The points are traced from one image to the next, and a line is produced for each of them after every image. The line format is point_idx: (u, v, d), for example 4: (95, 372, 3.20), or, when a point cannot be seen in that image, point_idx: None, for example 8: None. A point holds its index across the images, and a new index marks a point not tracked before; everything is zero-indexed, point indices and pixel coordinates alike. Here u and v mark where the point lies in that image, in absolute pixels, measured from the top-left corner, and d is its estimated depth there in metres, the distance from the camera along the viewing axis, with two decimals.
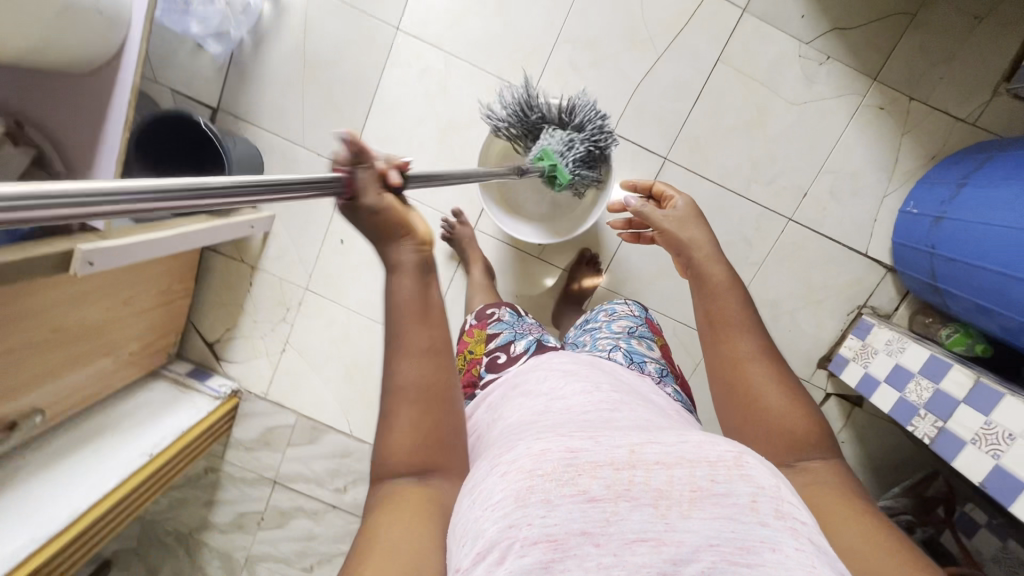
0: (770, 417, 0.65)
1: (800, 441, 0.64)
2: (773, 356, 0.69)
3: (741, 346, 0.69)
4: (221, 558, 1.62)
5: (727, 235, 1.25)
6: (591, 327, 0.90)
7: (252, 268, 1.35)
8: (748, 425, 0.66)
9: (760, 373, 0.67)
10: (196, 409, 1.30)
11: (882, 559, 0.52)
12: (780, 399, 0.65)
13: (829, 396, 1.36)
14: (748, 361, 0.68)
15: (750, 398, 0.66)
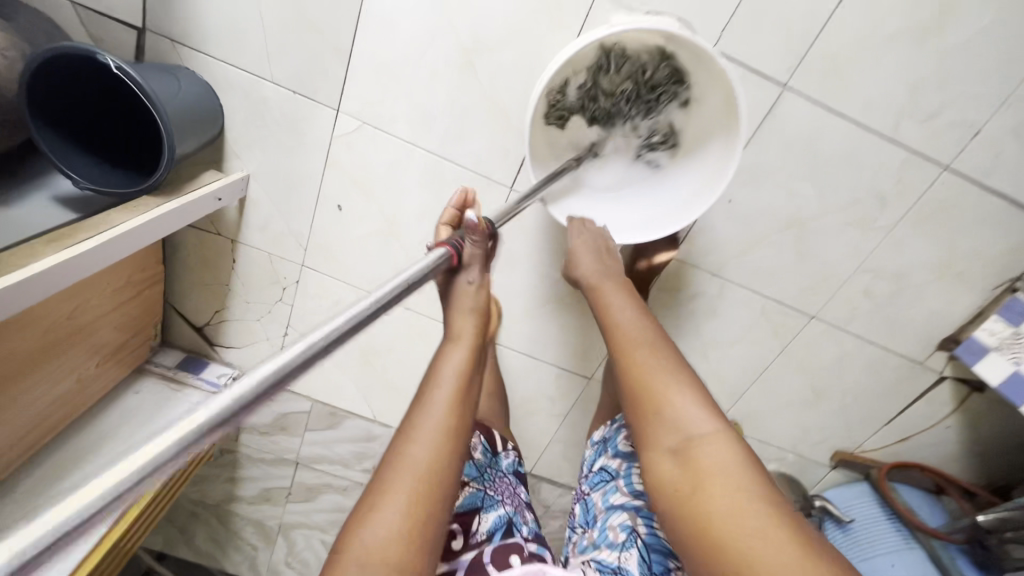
0: (662, 407, 0.59)
1: (697, 439, 0.56)
2: (660, 342, 0.66)
3: (643, 350, 0.64)
4: (254, 524, 1.58)
5: (853, 191, 0.93)
6: (610, 470, 0.81)
7: (233, 243, 1.07)
8: (638, 418, 0.62)
9: (652, 363, 0.63)
10: (193, 412, 1.13)
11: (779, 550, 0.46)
12: (665, 362, 0.63)
13: (944, 379, 1.12)
14: (639, 354, 0.64)
15: (646, 397, 0.61)
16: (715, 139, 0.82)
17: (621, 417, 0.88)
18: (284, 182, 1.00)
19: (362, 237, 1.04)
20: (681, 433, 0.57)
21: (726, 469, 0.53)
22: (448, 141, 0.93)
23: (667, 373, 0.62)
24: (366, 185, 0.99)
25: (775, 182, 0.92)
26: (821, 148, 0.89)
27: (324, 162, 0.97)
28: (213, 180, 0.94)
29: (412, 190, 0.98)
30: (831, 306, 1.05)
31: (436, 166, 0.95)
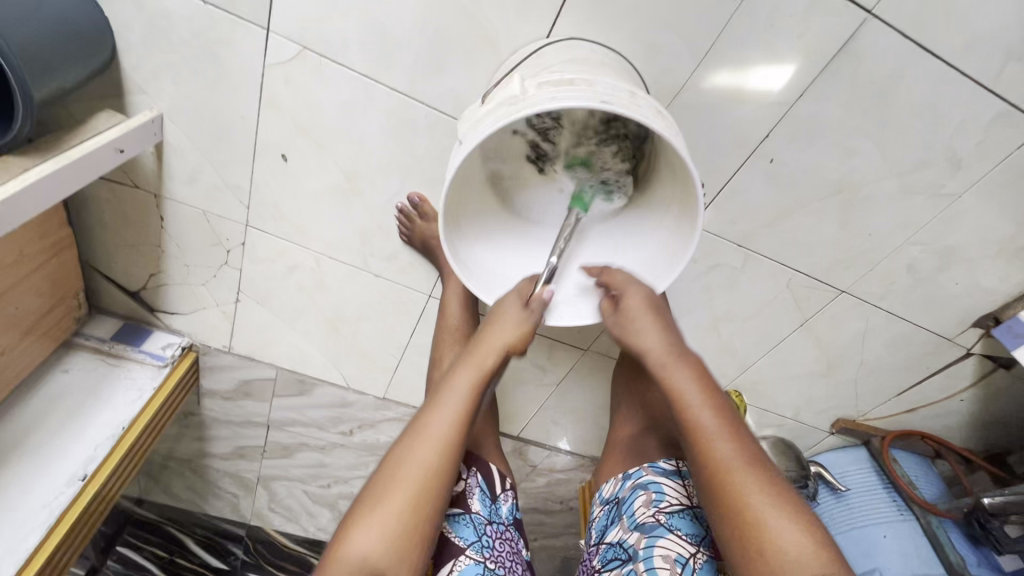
0: (772, 545, 0.54)
1: (806, 570, 0.52)
2: (755, 458, 0.59)
3: (730, 469, 0.58)
4: (232, 477, 1.53)
5: (923, 152, 0.75)
6: (622, 541, 0.68)
7: (156, 198, 0.87)
8: (736, 546, 0.56)
9: (749, 486, 0.57)
10: (136, 389, 1.01)
11: None
12: (767, 495, 0.56)
13: (970, 355, 1.03)
14: (738, 475, 0.57)
15: (748, 528, 0.55)
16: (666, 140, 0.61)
17: (637, 474, 0.73)
18: (209, 125, 0.78)
19: (316, 195, 0.85)
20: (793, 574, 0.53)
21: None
22: (419, 75, 0.71)
23: (769, 499, 0.56)
24: (315, 130, 0.77)
25: (832, 139, 0.74)
26: (898, 97, 0.69)
27: (258, 99, 0.75)
28: (114, 124, 0.72)
29: (375, 139, 0.77)
30: (866, 281, 0.92)
31: (404, 109, 0.74)
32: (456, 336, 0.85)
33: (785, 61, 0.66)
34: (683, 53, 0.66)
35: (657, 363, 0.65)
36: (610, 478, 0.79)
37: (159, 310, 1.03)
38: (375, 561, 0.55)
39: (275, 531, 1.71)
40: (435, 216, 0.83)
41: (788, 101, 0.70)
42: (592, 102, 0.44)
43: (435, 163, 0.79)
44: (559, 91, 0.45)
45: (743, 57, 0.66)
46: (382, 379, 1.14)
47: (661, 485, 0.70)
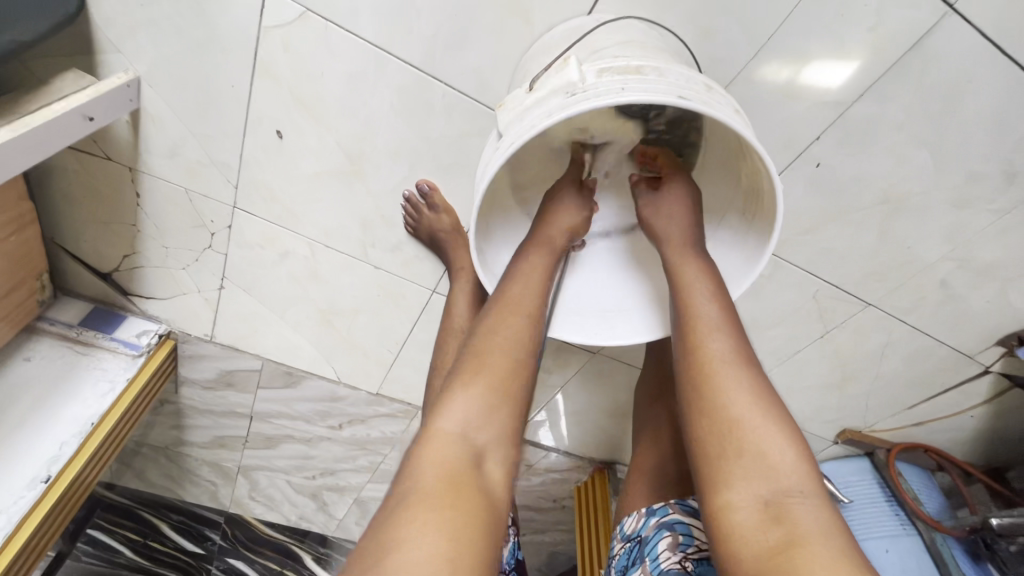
0: (746, 447, 0.47)
1: (789, 493, 0.44)
2: (749, 359, 0.51)
3: (722, 363, 0.51)
4: (211, 466, 1.45)
5: (978, 163, 0.70)
6: None
7: (131, 171, 0.77)
8: (707, 437, 0.49)
9: (733, 384, 0.49)
10: (107, 379, 0.92)
11: None
12: (754, 395, 0.49)
13: (987, 373, 1.00)
14: (722, 367, 0.50)
15: (723, 418, 0.49)
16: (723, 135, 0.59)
17: (661, 512, 0.60)
18: (194, 93, 0.68)
19: (313, 177, 0.76)
20: (765, 479, 0.45)
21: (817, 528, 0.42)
22: (439, 49, 0.62)
23: (755, 396, 0.49)
24: (316, 105, 0.69)
25: (886, 145, 0.68)
26: (964, 103, 0.63)
27: (251, 67, 0.66)
28: (82, 87, 0.62)
29: (384, 119, 0.69)
30: (896, 295, 0.87)
31: (419, 87, 0.65)
32: (459, 340, 0.79)
33: (849, 56, 0.60)
34: (739, 40, 0.59)
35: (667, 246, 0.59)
36: (633, 512, 0.65)
37: (134, 294, 0.93)
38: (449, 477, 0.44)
39: (256, 520, 1.65)
40: (446, 207, 0.76)
41: (846, 101, 0.63)
42: (673, 99, 0.37)
43: (450, 149, 0.71)
44: (628, 83, 0.37)
45: (804, 49, 0.59)
46: (377, 375, 1.07)
47: (689, 526, 0.57)
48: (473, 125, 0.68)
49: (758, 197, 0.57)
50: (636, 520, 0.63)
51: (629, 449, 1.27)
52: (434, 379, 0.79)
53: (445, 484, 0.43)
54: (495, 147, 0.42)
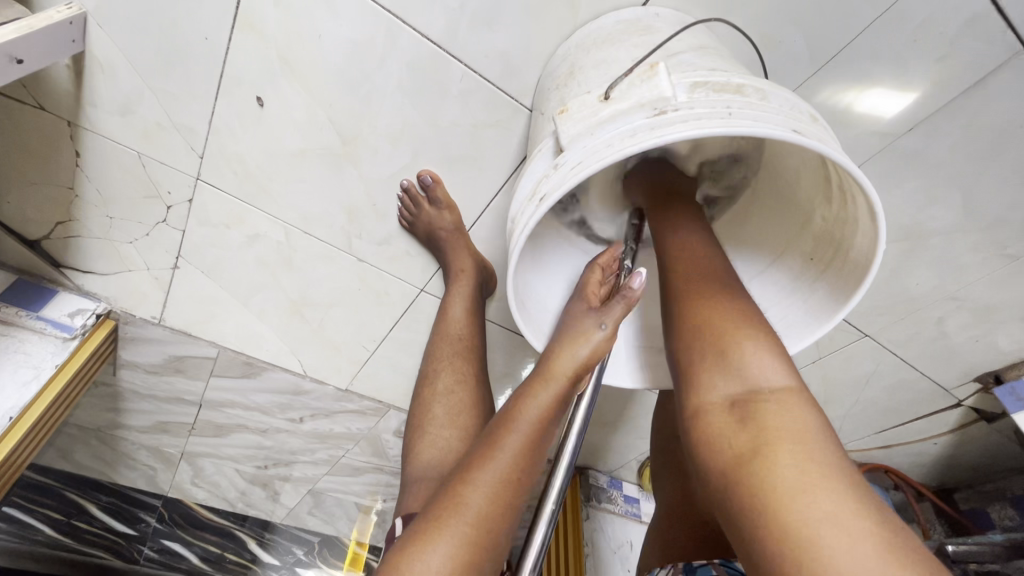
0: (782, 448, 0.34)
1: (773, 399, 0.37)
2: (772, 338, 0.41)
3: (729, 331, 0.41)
4: (149, 450, 1.33)
5: (1005, 209, 0.67)
6: None
7: (70, 126, 0.64)
8: (716, 425, 0.38)
9: (723, 314, 0.42)
10: (29, 363, 0.78)
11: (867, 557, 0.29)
12: (776, 374, 0.38)
13: (959, 406, 1.02)
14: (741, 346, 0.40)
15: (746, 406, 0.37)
16: (800, 150, 0.45)
17: (705, 573, 0.54)
18: (157, 41, 0.56)
19: (295, 154, 0.65)
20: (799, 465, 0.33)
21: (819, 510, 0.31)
22: (463, 24, 0.54)
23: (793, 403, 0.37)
24: (308, 73, 0.58)
25: (922, 182, 0.64)
26: (1009, 149, 0.61)
27: (232, 17, 0.55)
28: (6, 20, 0.49)
29: (387, 97, 0.59)
30: (893, 328, 0.87)
31: (435, 66, 0.57)
32: (456, 348, 0.72)
33: (910, 86, 0.55)
34: (800, 54, 0.54)
35: (673, 264, 0.47)
36: (668, 565, 0.60)
37: (69, 266, 0.80)
38: (480, 521, 0.42)
39: (197, 504, 1.53)
40: (449, 203, 0.67)
41: (895, 133, 0.59)
42: (789, 132, 0.30)
43: (461, 139, 0.63)
44: (731, 106, 0.31)
45: (864, 72, 0.55)
46: (348, 371, 0.98)
47: None
48: (492, 117, 0.60)
49: (837, 249, 0.45)
50: (670, 574, 0.59)
51: (604, 456, 1.24)
52: (424, 390, 0.72)
53: (481, 511, 0.43)
54: (551, 166, 0.35)
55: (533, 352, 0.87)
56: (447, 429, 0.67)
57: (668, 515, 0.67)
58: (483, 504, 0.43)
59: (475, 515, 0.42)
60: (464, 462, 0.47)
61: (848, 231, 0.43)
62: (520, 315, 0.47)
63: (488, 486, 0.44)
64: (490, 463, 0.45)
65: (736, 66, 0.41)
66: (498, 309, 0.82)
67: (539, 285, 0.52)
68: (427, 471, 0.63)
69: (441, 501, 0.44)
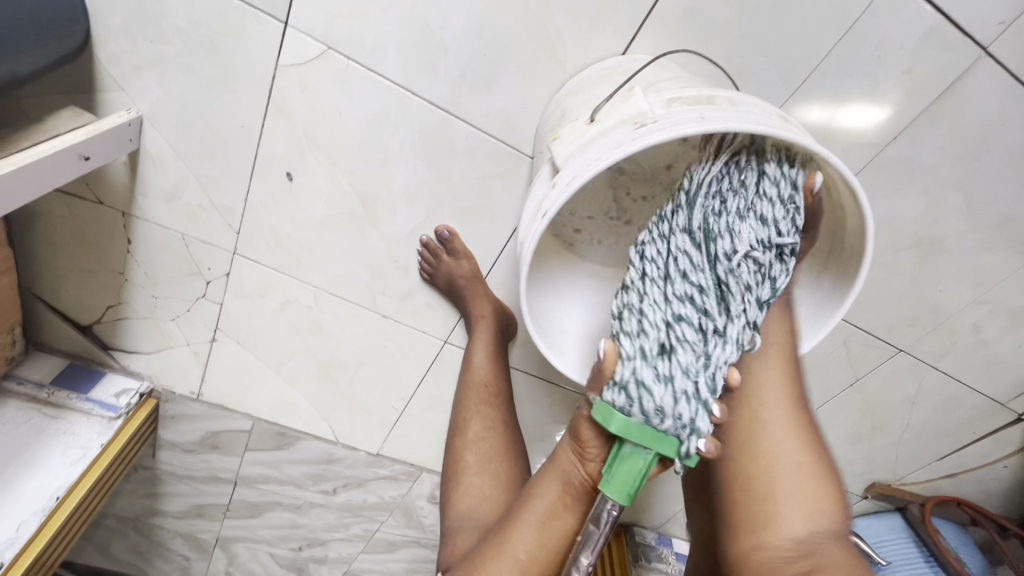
0: (784, 477, 0.52)
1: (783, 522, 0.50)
2: (798, 418, 0.55)
3: (759, 430, 0.53)
4: (185, 538, 1.30)
5: (1011, 205, 0.68)
6: None
7: (124, 216, 0.72)
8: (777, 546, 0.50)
9: (775, 432, 0.53)
10: (77, 445, 0.81)
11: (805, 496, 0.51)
12: (793, 449, 0.53)
13: (1020, 421, 0.95)
14: (771, 427, 0.53)
15: (752, 508, 0.52)
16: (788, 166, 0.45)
17: None
18: (202, 132, 0.64)
19: (322, 221, 0.71)
20: (786, 535, 0.50)
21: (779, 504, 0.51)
22: (466, 88, 0.61)
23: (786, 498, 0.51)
24: (331, 146, 0.65)
25: (920, 187, 0.66)
26: (997, 145, 0.63)
27: (265, 106, 0.62)
28: (77, 125, 0.57)
29: (402, 160, 0.66)
30: (928, 340, 0.84)
31: (443, 128, 0.63)
32: (484, 395, 0.75)
33: (885, 99, 0.60)
34: (775, 80, 0.59)
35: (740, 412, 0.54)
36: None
37: (116, 348, 0.85)
38: None
39: None
40: (466, 252, 0.71)
41: (880, 142, 0.63)
42: (760, 129, 0.34)
43: (471, 191, 0.68)
44: (703, 113, 0.35)
45: (837, 90, 0.59)
46: (378, 434, 0.98)
47: None
48: (499, 166, 0.66)
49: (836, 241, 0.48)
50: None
51: (648, 510, 1.17)
52: (457, 438, 0.76)
53: None
54: (550, 184, 0.39)
55: (559, 398, 0.87)
56: (479, 476, 0.71)
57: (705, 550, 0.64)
58: None
59: None
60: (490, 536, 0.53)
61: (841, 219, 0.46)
62: (543, 342, 0.49)
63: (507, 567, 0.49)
64: (506, 543, 0.50)
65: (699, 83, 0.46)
66: (522, 355, 0.83)
67: (561, 311, 0.54)
68: (463, 522, 0.66)
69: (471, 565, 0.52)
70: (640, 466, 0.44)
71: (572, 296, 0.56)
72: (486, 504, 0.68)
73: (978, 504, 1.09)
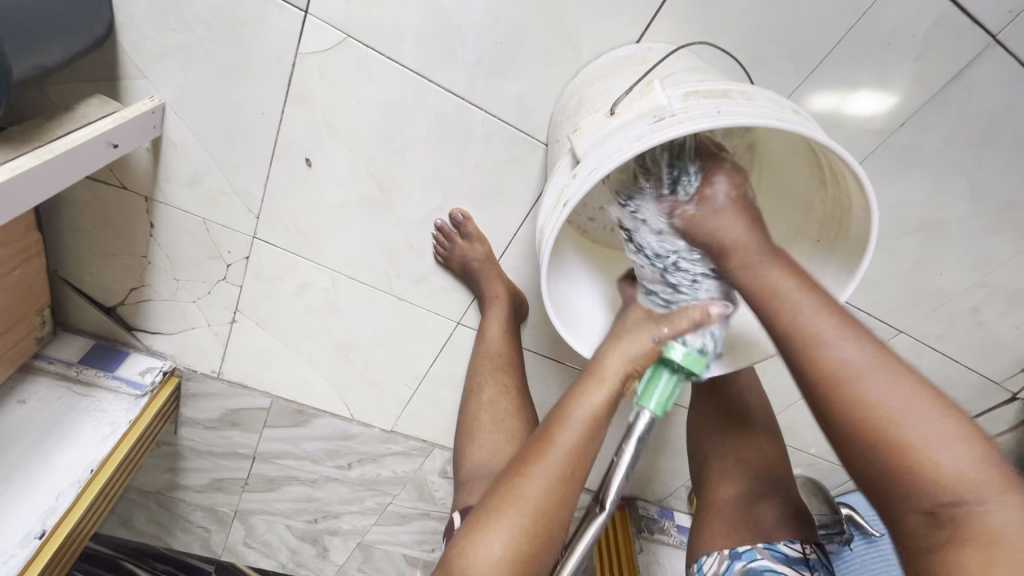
0: (911, 439, 0.37)
1: (950, 482, 0.36)
2: (890, 356, 0.40)
3: (853, 388, 0.39)
4: (205, 511, 1.35)
5: (1014, 191, 0.70)
6: None
7: (147, 201, 0.74)
8: (934, 502, 0.37)
9: (877, 390, 0.39)
10: (107, 421, 0.85)
11: (960, 448, 0.37)
12: (908, 398, 0.38)
13: (1015, 400, 0.98)
14: (867, 381, 0.39)
15: (906, 481, 0.37)
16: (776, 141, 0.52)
17: (748, 556, 0.60)
18: (223, 119, 0.66)
19: (340, 206, 0.73)
20: (926, 508, 0.37)
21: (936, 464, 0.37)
22: (482, 76, 0.62)
23: (946, 469, 0.37)
24: (350, 132, 0.66)
25: (926, 173, 0.68)
26: (1004, 131, 0.64)
27: (286, 93, 0.64)
28: (105, 113, 0.58)
29: (419, 146, 0.67)
30: (928, 322, 0.86)
31: (459, 115, 0.64)
32: (496, 363, 0.78)
33: (894, 86, 0.61)
34: (786, 68, 0.60)
35: (822, 372, 0.41)
36: (711, 552, 0.63)
37: (139, 329, 0.88)
38: (540, 512, 0.47)
39: (249, 568, 1.52)
40: (480, 235, 0.73)
41: (888, 129, 0.64)
42: (773, 122, 0.36)
43: (486, 177, 0.69)
44: (721, 107, 0.36)
45: (847, 77, 0.61)
46: (392, 411, 1.02)
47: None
48: (514, 152, 0.67)
49: (840, 228, 0.49)
50: (717, 561, 0.62)
51: (652, 485, 1.21)
52: (472, 401, 0.79)
53: (540, 503, 0.47)
54: (571, 174, 0.41)
55: (568, 377, 0.90)
56: (496, 431, 0.75)
57: (708, 506, 0.68)
58: (539, 496, 0.47)
59: (531, 507, 0.47)
60: (518, 455, 0.51)
61: (846, 207, 0.48)
62: (558, 322, 0.52)
63: (546, 479, 0.47)
64: (544, 456, 0.48)
65: (713, 73, 0.48)
66: (533, 336, 0.86)
67: (571, 292, 0.58)
68: (481, 470, 0.71)
69: (501, 487, 0.49)
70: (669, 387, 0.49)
71: (579, 279, 0.59)
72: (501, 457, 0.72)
73: None
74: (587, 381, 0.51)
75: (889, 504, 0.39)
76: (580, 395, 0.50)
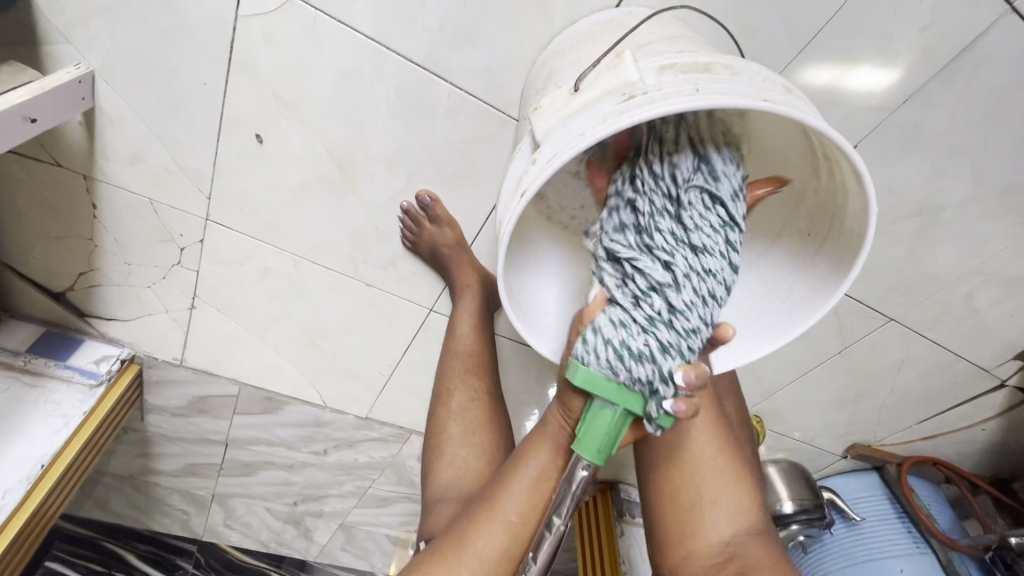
0: (695, 488, 0.63)
1: (728, 543, 0.60)
2: (731, 449, 0.66)
3: (688, 447, 0.65)
4: (182, 494, 1.33)
5: (1019, 174, 0.65)
6: None
7: (86, 180, 0.68)
8: (707, 542, 0.61)
9: (701, 443, 0.65)
10: (60, 412, 0.81)
11: (737, 510, 0.63)
12: (718, 449, 0.65)
13: (1003, 387, 0.96)
14: (695, 438, 0.65)
15: (687, 507, 0.63)
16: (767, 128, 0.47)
17: None
18: (160, 89, 0.59)
19: (297, 186, 0.68)
20: (719, 536, 0.61)
21: (710, 493, 0.63)
22: (446, 43, 0.56)
23: (719, 510, 0.62)
24: (302, 106, 0.60)
25: (926, 155, 0.63)
26: (1012, 109, 0.59)
27: (228, 61, 0.57)
28: (19, 83, 0.52)
29: (379, 121, 0.61)
30: (919, 309, 0.83)
31: (422, 87, 0.59)
32: (467, 364, 0.75)
33: (897, 60, 0.56)
34: (781, 38, 0.55)
35: (662, 452, 0.66)
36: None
37: (92, 315, 0.83)
38: (488, 562, 0.50)
39: (232, 548, 1.51)
40: (449, 220, 0.68)
41: (890, 106, 0.59)
42: (758, 103, 0.30)
43: (454, 156, 0.64)
44: (699, 84, 0.31)
45: (843, 47, 0.56)
46: (366, 398, 0.98)
47: None
48: (484, 128, 0.62)
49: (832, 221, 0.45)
50: None
51: (635, 469, 1.20)
52: (440, 407, 0.75)
53: (487, 553, 0.50)
54: (529, 161, 0.35)
55: (547, 364, 0.87)
56: (464, 447, 0.72)
57: None
58: (485, 547, 0.50)
59: (479, 557, 0.50)
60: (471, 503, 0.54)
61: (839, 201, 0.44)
62: (520, 323, 0.48)
63: (494, 534, 0.50)
64: (492, 509, 0.51)
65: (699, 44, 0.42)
66: (508, 324, 0.82)
67: (540, 289, 0.54)
68: (449, 490, 0.68)
69: (456, 535, 0.52)
70: (614, 420, 0.45)
71: (551, 273, 0.54)
72: (470, 475, 0.69)
73: (954, 464, 1.12)
74: (535, 434, 0.52)
75: (680, 552, 0.62)
76: (528, 450, 0.51)
